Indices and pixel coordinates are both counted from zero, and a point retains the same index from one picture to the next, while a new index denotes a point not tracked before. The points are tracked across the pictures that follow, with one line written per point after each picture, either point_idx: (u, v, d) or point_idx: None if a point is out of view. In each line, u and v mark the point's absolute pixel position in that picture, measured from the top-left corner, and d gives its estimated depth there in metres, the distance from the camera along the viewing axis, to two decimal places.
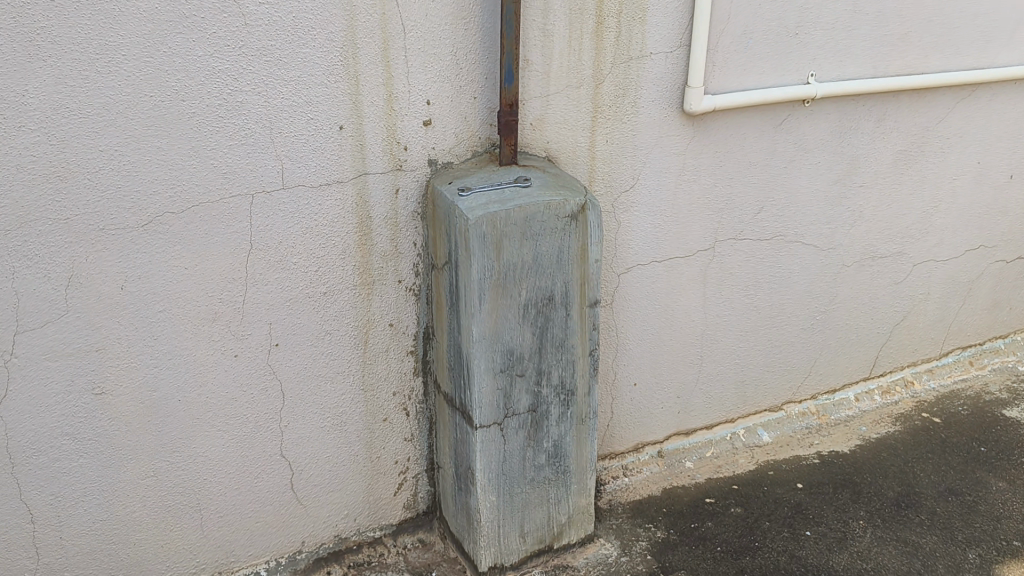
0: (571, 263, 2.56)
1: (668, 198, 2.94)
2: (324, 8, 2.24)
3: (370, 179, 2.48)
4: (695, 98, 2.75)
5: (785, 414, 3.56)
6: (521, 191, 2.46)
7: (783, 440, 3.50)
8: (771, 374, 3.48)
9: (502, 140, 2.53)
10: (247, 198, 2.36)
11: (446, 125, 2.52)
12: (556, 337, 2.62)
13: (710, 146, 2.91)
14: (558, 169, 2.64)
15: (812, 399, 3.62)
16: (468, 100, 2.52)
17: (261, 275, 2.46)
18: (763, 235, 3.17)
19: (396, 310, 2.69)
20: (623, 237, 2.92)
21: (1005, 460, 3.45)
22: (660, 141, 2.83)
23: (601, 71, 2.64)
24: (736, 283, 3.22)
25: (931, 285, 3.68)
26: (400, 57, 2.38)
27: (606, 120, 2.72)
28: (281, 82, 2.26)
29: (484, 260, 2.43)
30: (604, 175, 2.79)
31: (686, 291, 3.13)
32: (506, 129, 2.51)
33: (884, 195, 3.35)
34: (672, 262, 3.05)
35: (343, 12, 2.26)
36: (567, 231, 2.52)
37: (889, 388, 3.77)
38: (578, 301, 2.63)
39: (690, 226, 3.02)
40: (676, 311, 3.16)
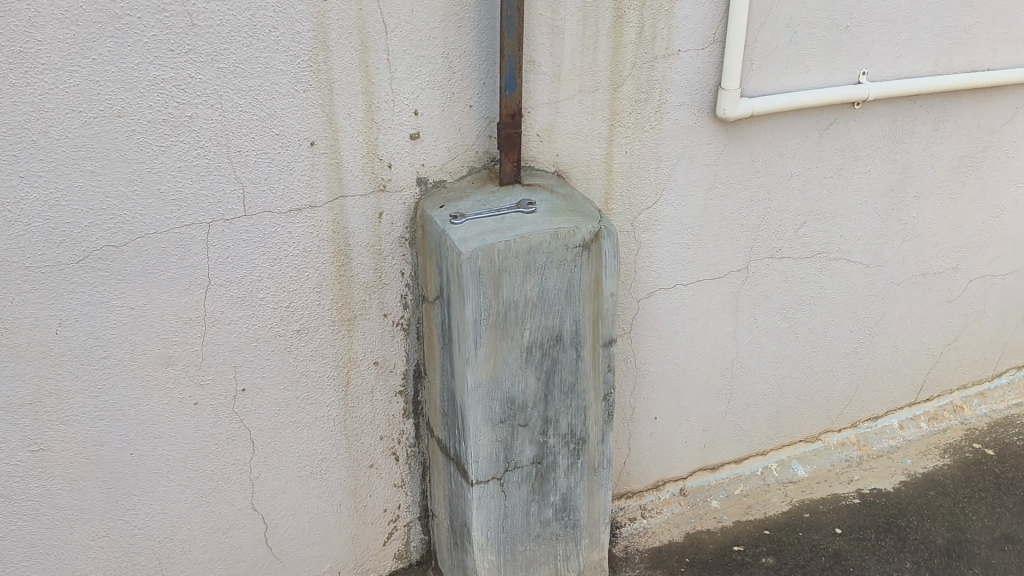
0: (582, 299, 2.21)
1: (695, 215, 2.57)
2: (289, 5, 1.87)
3: (349, 202, 2.14)
4: (729, 103, 2.37)
5: (821, 445, 3.20)
6: (523, 218, 2.10)
7: (820, 476, 3.15)
8: (807, 402, 3.12)
9: (501, 157, 2.16)
10: (202, 228, 2.02)
11: (438, 138, 2.16)
12: (565, 382, 2.28)
13: (745, 156, 2.54)
14: (569, 188, 2.27)
15: (852, 427, 3.26)
16: (463, 108, 2.15)
17: (222, 314, 2.12)
18: (803, 252, 2.80)
19: (381, 347, 2.35)
20: (643, 259, 2.56)
21: None
22: (688, 150, 2.46)
23: (620, 73, 2.27)
24: (771, 306, 2.85)
25: (987, 302, 3.30)
26: (381, 60, 2.01)
27: (625, 128, 2.35)
28: (238, 93, 1.91)
29: (480, 300, 2.07)
30: (622, 190, 2.43)
31: (715, 316, 2.77)
32: (507, 145, 2.15)
33: (940, 206, 2.96)
34: (699, 285, 2.69)
35: (312, 9, 1.90)
36: (578, 263, 2.16)
37: (937, 414, 3.40)
38: (590, 341, 2.27)
39: (721, 244, 2.66)
40: (703, 339, 2.80)
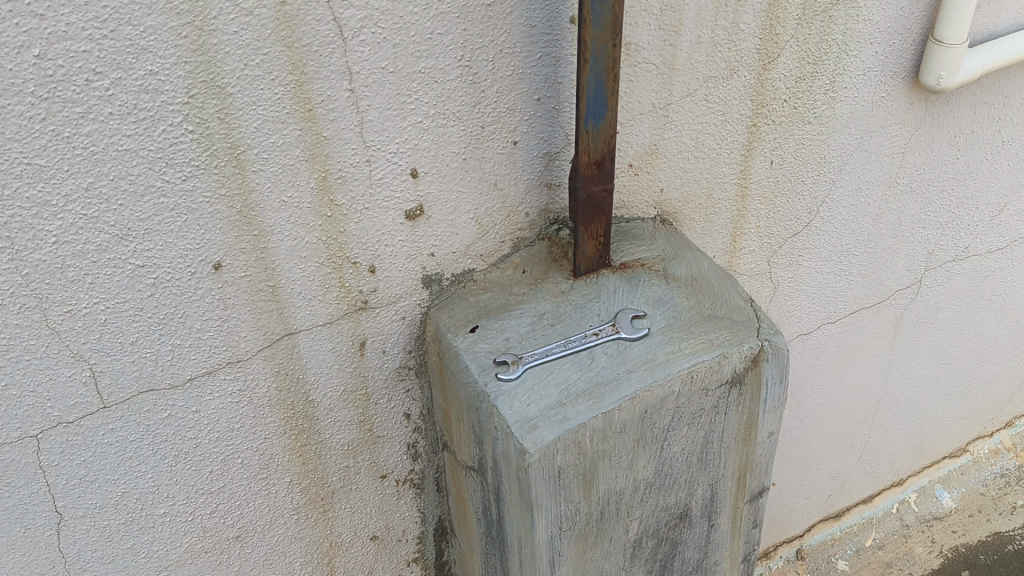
0: (725, 453, 1.28)
1: (861, 230, 1.59)
2: (119, 20, 0.84)
3: (301, 340, 1.15)
4: (953, 68, 1.34)
5: (971, 458, 2.38)
6: (630, 357, 1.13)
7: (972, 505, 2.34)
8: (963, 416, 2.26)
9: (576, 233, 1.16)
10: (26, 446, 1.05)
11: (456, 206, 1.15)
12: (689, 562, 1.39)
13: (946, 132, 1.54)
14: (691, 254, 1.28)
15: (1007, 428, 2.42)
16: (500, 149, 1.13)
17: (97, 551, 1.19)
18: (995, 244, 1.85)
19: (381, 518, 1.43)
20: (779, 306, 1.61)
21: None
22: (867, 138, 1.45)
23: (777, 37, 1.22)
24: (941, 320, 1.93)
25: None
26: (337, 92, 0.98)
27: (773, 127, 1.33)
28: (42, 211, 0.90)
29: (561, 511, 1.15)
30: (760, 220, 1.44)
31: (865, 350, 1.86)
32: (589, 212, 1.14)
33: None
34: (852, 319, 1.76)
35: (174, 20, 0.86)
36: (722, 409, 1.22)
37: None
38: (732, 501, 1.37)
39: (891, 258, 1.69)
40: (847, 381, 1.89)
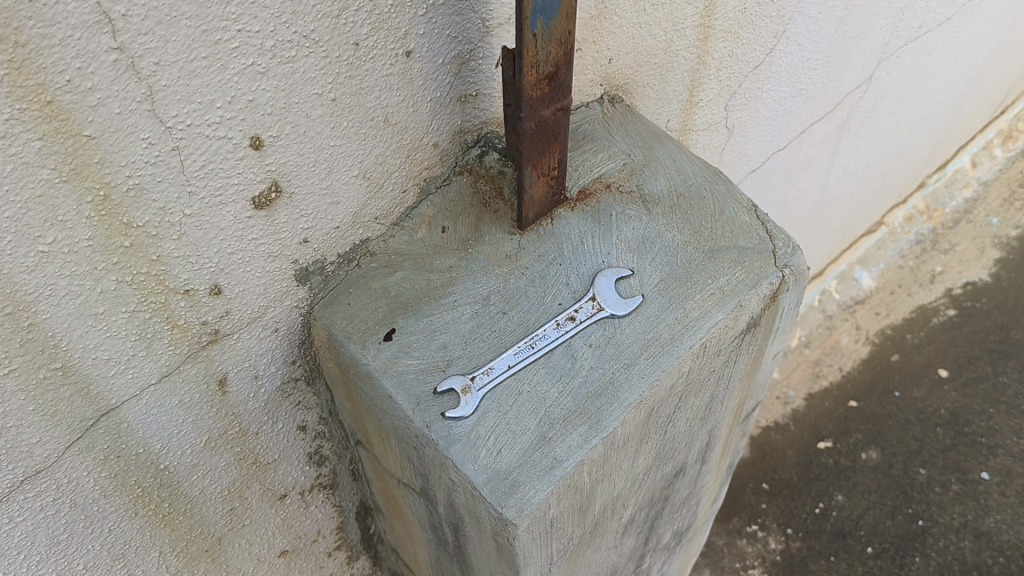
0: (727, 396, 0.99)
1: (824, 40, 1.24)
2: None
3: (131, 411, 0.74)
4: None
5: (887, 230, 2.21)
6: (625, 344, 0.78)
7: (892, 282, 2.20)
8: (884, 194, 2.06)
9: (520, 174, 0.76)
10: None
11: (331, 167, 0.72)
12: (678, 502, 1.15)
13: None
14: (664, 151, 0.91)
15: (920, 191, 2.24)
16: (386, 70, 0.69)
17: None
18: (947, 13, 1.54)
19: (287, 533, 1.10)
20: (731, 153, 1.27)
21: None
22: None
23: None
24: (884, 109, 1.65)
25: None
26: (97, 59, 0.52)
27: None
28: None
29: (553, 552, 0.84)
30: (721, 62, 1.06)
31: (809, 166, 1.56)
32: (539, 142, 0.74)
33: None
34: (802, 138, 1.44)
35: None
36: (731, 360, 0.91)
37: (1011, 132, 2.37)
38: (726, 431, 1.10)
39: (852, 60, 1.36)
40: (788, 201, 1.61)
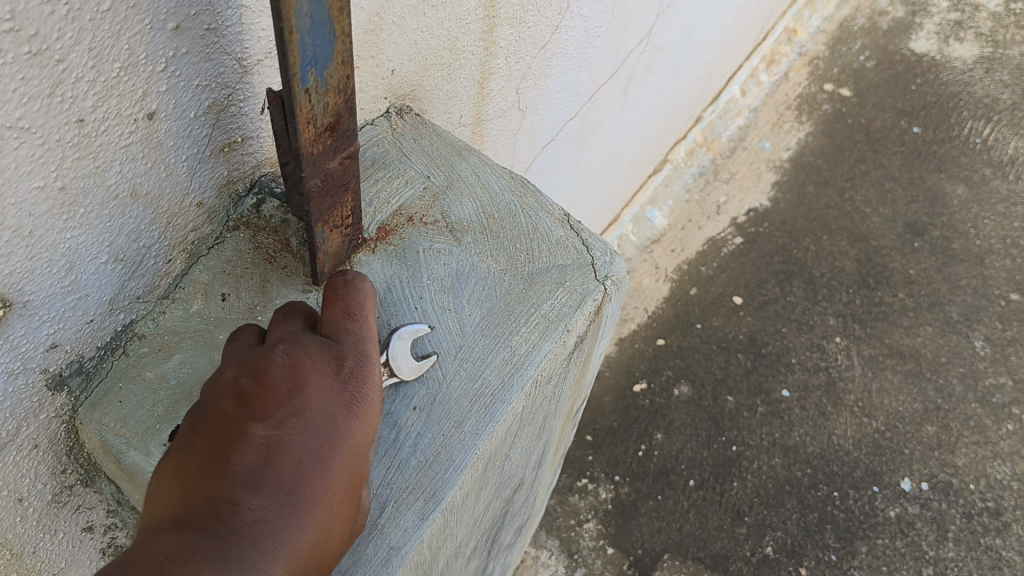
0: (558, 408, 0.94)
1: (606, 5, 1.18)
2: None
3: None
4: None
5: (672, 166, 2.27)
6: (453, 399, 0.71)
7: (682, 217, 2.24)
8: (667, 133, 2.08)
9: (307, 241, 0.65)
10: None
11: (72, 261, 0.59)
12: (516, 509, 1.10)
13: None
14: (467, 166, 0.84)
15: (696, 124, 2.31)
16: (127, 141, 0.56)
17: None
18: None
19: None
20: (526, 132, 1.20)
21: (950, 142, 2.35)
22: None
23: None
24: (663, 57, 1.64)
25: None
26: None
27: None
28: None
29: None
30: (508, 49, 0.98)
31: (598, 125, 1.53)
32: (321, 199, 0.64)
33: None
34: (591, 100, 1.39)
35: None
36: (561, 380, 0.85)
37: (773, 56, 2.46)
38: (558, 433, 1.05)
39: (629, 15, 1.28)
40: (582, 163, 1.58)
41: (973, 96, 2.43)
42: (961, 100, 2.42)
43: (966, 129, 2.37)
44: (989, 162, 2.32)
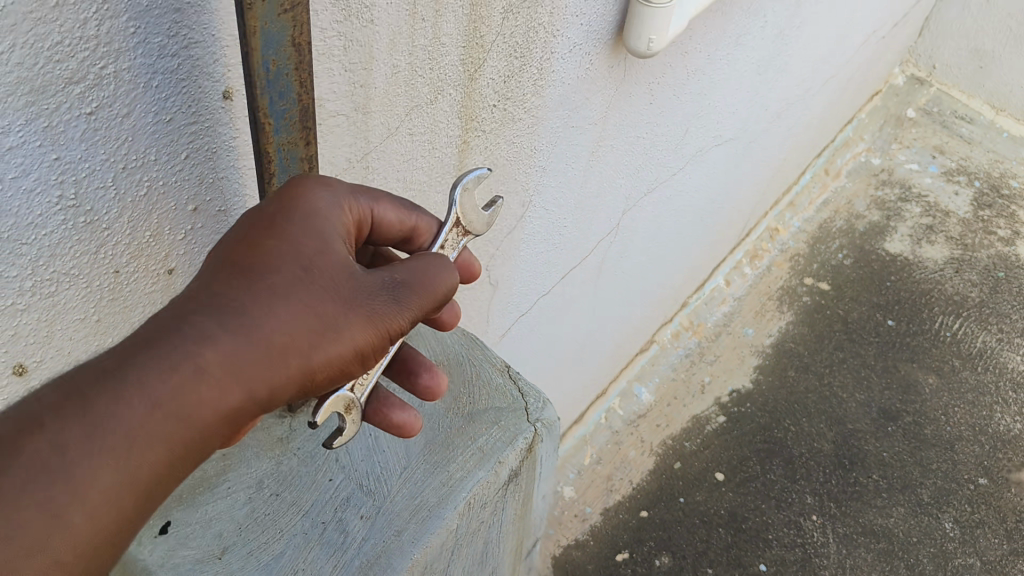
0: (503, 539, 1.08)
1: (570, 200, 1.39)
2: None
3: None
4: (660, 28, 1.14)
5: (659, 347, 2.47)
6: (395, 512, 0.86)
7: (668, 393, 2.40)
8: (650, 314, 2.29)
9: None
10: None
11: None
12: None
13: (646, 80, 1.35)
14: (426, 323, 1.02)
15: (682, 309, 2.52)
16: (150, 290, 0.76)
17: None
18: (679, 163, 1.75)
19: None
20: (499, 302, 1.40)
21: (922, 335, 2.51)
22: (575, 113, 1.22)
23: (481, 39, 0.93)
24: (636, 246, 1.86)
25: (817, 108, 2.48)
26: None
27: (485, 133, 1.05)
28: None
29: None
30: (475, 233, 1.18)
31: (574, 303, 1.73)
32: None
33: (815, 27, 1.98)
34: (565, 279, 1.60)
35: None
36: (499, 509, 1.00)
37: (756, 251, 2.69)
38: (510, 568, 1.18)
39: (594, 208, 1.50)
40: (559, 336, 1.77)
41: (944, 293, 2.61)
42: (932, 297, 2.60)
43: (937, 323, 2.53)
44: (959, 354, 2.47)
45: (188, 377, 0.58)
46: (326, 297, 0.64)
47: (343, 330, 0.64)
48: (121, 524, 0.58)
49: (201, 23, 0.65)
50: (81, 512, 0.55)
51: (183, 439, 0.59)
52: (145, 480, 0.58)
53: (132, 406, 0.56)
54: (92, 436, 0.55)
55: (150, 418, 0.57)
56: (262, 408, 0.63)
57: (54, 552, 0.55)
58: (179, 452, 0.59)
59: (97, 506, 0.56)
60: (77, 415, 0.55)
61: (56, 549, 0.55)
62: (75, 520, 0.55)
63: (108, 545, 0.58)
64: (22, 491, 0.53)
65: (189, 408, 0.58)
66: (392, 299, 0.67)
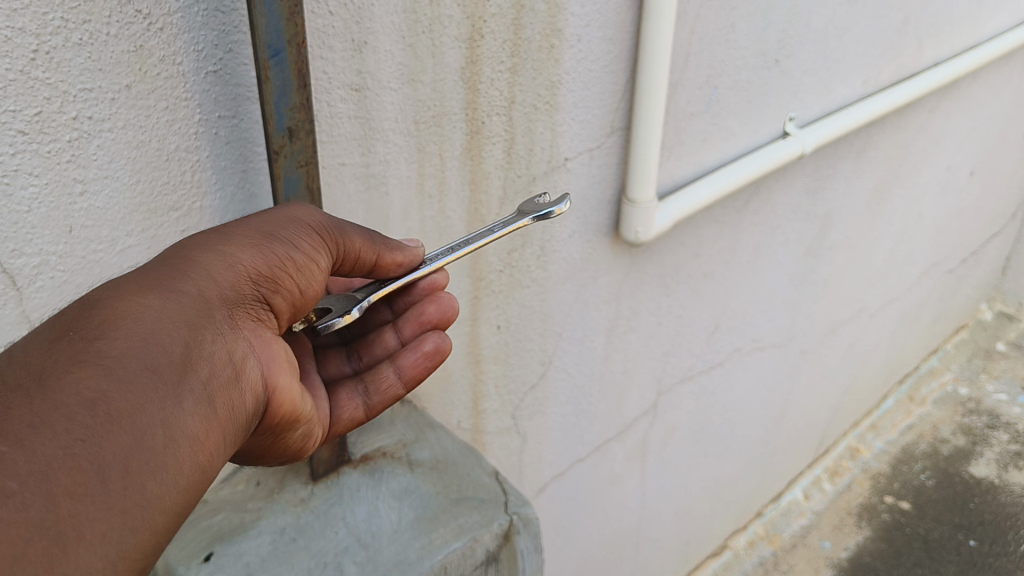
0: None
1: (594, 371, 1.66)
2: None
3: None
4: (645, 221, 1.44)
5: (732, 552, 2.54)
6: (381, 561, 1.08)
7: None
8: (716, 514, 2.42)
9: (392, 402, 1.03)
10: None
11: None
12: None
13: (656, 273, 1.64)
14: (435, 435, 1.29)
15: (757, 518, 2.61)
16: None
17: None
18: (717, 359, 1.99)
19: None
20: (530, 455, 1.63)
21: (1008, 556, 2.48)
22: (583, 289, 1.52)
23: (482, 216, 1.28)
24: (683, 434, 2.06)
25: (882, 332, 2.68)
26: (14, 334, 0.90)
27: (495, 293, 1.37)
28: None
29: None
30: (496, 380, 1.47)
31: (619, 477, 1.93)
32: (343, 387, 1.03)
33: (853, 251, 2.24)
34: (603, 449, 1.82)
35: None
36: None
37: (837, 468, 2.79)
38: None
39: (623, 384, 1.75)
40: (607, 510, 1.96)
41: None
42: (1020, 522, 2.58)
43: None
44: None
45: (88, 316, 0.74)
46: (201, 236, 0.85)
47: (228, 247, 0.85)
48: (74, 441, 0.65)
49: (258, 180, 1.02)
50: (19, 447, 0.63)
51: (105, 349, 0.72)
52: (80, 399, 0.67)
53: (43, 351, 0.71)
54: (5, 391, 0.67)
55: (65, 347, 0.71)
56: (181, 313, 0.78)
57: (4, 490, 0.61)
58: (107, 365, 0.71)
59: (32, 434, 0.64)
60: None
61: (2, 485, 0.61)
62: (17, 453, 0.63)
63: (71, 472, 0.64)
64: None
65: (98, 325, 0.73)
66: (261, 218, 0.89)
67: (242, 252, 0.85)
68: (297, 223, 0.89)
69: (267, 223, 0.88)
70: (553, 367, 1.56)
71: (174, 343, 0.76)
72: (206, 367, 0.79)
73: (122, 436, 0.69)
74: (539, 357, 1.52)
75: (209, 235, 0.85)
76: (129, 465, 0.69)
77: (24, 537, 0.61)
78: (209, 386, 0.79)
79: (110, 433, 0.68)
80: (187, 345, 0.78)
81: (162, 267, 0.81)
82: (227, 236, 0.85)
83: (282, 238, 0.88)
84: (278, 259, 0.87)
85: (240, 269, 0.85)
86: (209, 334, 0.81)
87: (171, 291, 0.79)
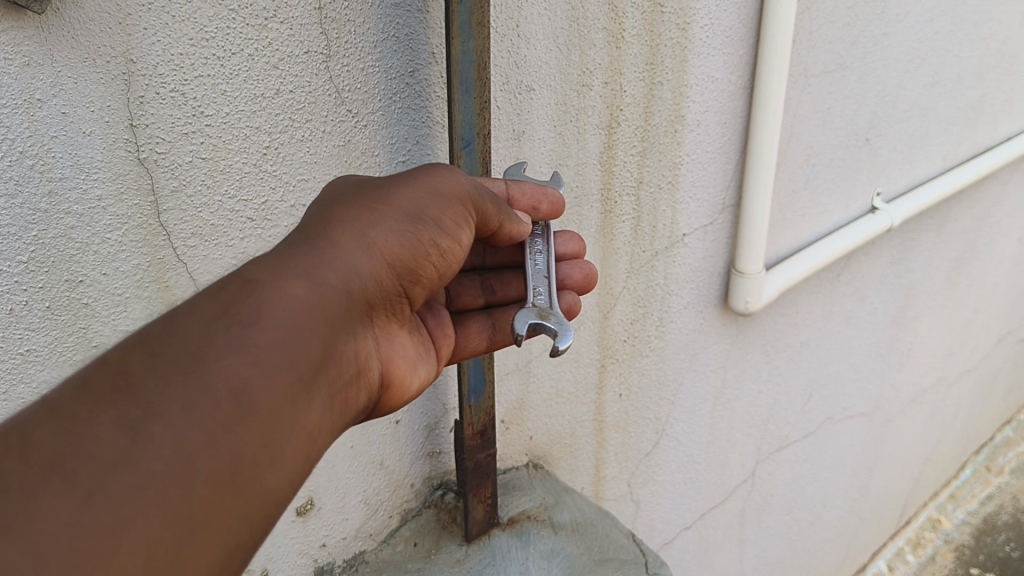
0: None
1: (702, 439, 1.71)
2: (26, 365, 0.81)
3: None
4: (756, 292, 1.51)
5: None
6: None
7: None
8: None
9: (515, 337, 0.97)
10: None
11: (345, 491, 1.13)
12: None
13: (758, 343, 1.71)
14: (571, 498, 1.35)
15: None
16: (387, 428, 1.15)
17: None
18: (810, 427, 2.04)
19: None
20: (643, 521, 1.68)
21: None
22: (695, 358, 1.59)
23: (612, 289, 1.36)
24: (778, 502, 2.09)
25: (959, 403, 2.71)
26: None
27: (620, 362, 1.44)
28: None
29: None
30: (616, 447, 1.53)
31: (720, 545, 1.96)
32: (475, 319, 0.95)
33: (933, 322, 2.29)
34: (707, 517, 1.86)
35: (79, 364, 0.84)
36: None
37: (919, 539, 2.79)
38: None
39: (727, 453, 1.81)
40: None
41: None
42: None
43: None
44: None
45: (237, 292, 0.62)
46: (346, 204, 0.73)
47: (376, 225, 0.72)
48: (214, 429, 0.54)
49: None
50: (166, 427, 0.52)
51: (250, 338, 0.59)
52: (225, 387, 0.56)
53: (191, 323, 0.59)
54: (152, 366, 0.55)
55: (209, 328, 0.58)
56: (327, 306, 0.66)
57: (147, 473, 0.50)
58: (255, 355, 0.59)
59: (180, 416, 0.53)
60: (134, 359, 0.56)
61: (148, 470, 0.50)
62: (165, 433, 0.52)
63: (217, 459, 0.54)
64: (97, 418, 0.52)
65: (246, 309, 0.61)
66: (408, 184, 0.76)
67: (388, 233, 0.73)
68: (441, 197, 0.76)
69: (416, 192, 0.75)
70: (666, 434, 1.62)
71: (316, 342, 0.64)
72: (339, 366, 0.69)
73: (260, 436, 0.57)
74: (655, 424, 1.58)
75: (354, 207, 0.72)
76: (259, 460, 0.57)
77: (151, 525, 0.49)
78: (338, 385, 0.68)
79: (249, 432, 0.57)
80: (326, 343, 0.66)
81: (310, 247, 0.68)
82: (374, 214, 0.72)
83: (431, 218, 0.75)
84: (421, 245, 0.75)
85: (385, 255, 0.72)
86: (346, 331, 0.69)
87: (322, 277, 0.67)
